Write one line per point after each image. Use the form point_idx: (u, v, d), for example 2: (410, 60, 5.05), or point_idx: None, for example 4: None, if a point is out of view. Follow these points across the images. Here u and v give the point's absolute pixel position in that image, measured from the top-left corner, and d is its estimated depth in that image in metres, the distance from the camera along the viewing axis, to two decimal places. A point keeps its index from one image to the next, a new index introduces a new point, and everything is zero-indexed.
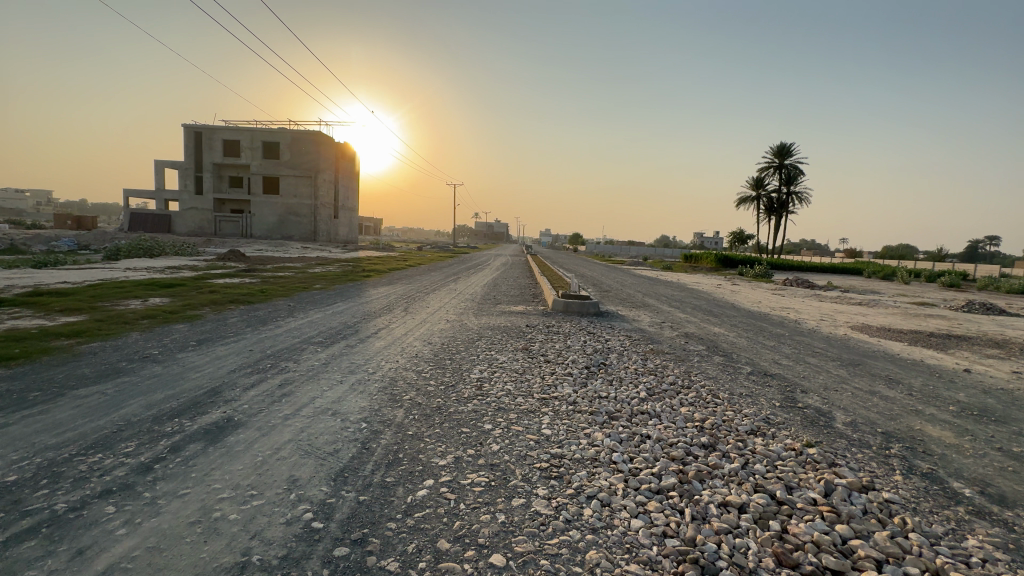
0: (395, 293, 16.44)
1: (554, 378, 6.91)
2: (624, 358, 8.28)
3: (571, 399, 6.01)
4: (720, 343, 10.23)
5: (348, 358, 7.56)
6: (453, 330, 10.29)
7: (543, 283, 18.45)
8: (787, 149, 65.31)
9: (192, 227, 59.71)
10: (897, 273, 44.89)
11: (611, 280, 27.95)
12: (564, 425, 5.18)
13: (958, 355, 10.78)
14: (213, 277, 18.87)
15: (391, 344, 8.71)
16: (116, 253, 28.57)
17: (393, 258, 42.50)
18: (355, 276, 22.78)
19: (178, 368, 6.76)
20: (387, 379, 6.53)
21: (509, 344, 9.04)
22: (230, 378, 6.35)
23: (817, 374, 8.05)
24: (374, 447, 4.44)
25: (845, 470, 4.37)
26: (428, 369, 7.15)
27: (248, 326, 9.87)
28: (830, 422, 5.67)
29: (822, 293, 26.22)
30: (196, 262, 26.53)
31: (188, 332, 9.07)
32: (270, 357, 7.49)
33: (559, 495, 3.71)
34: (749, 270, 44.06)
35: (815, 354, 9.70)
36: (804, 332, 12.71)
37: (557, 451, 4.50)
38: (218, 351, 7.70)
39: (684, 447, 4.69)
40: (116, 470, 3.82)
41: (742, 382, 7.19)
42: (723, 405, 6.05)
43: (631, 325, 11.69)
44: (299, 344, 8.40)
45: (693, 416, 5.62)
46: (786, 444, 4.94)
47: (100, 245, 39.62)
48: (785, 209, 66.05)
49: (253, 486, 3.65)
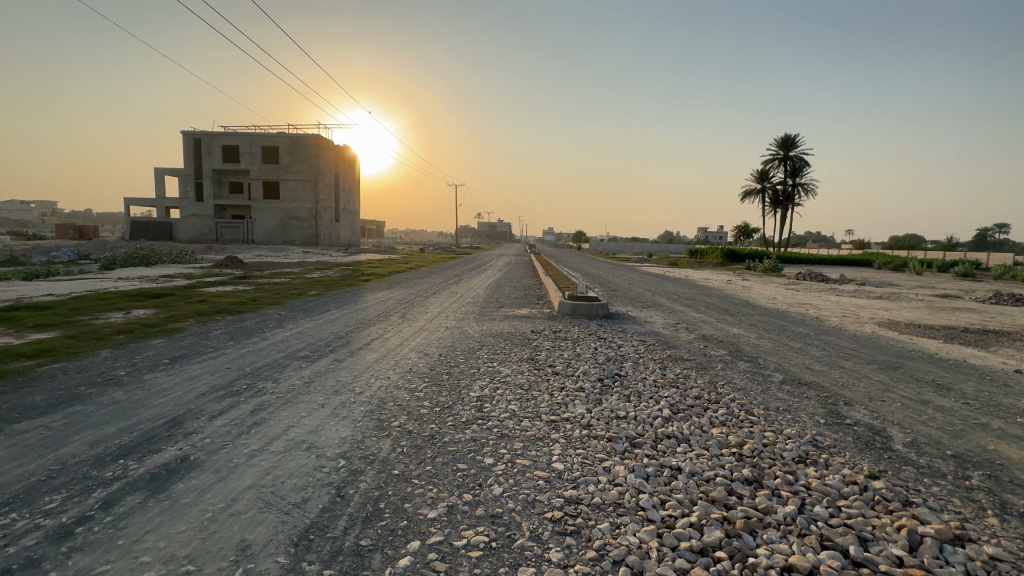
0: (393, 298, 15.71)
1: (563, 395, 6.11)
2: (640, 368, 7.47)
3: (584, 421, 5.21)
4: (742, 346, 9.42)
5: (333, 376, 6.79)
6: (453, 338, 9.53)
7: (548, 284, 17.65)
8: (791, 140, 64.16)
9: (193, 234, 59.32)
10: (910, 264, 43.76)
11: (618, 278, 27.10)
12: (579, 456, 4.39)
13: (1001, 353, 9.91)
14: (207, 286, 18.23)
15: (384, 357, 7.93)
16: (112, 262, 28.00)
17: (395, 260, 41.75)
18: (353, 280, 22.10)
19: (142, 393, 6.02)
20: (375, 402, 5.76)
21: (513, 354, 8.25)
22: (198, 404, 5.61)
23: (857, 382, 7.21)
24: (350, 494, 3.66)
25: (927, 512, 3.56)
26: (423, 387, 6.37)
27: (231, 339, 9.13)
28: (888, 443, 4.86)
29: (836, 286, 25.24)
30: (192, 269, 26.09)
31: (165, 348, 8.35)
32: (247, 376, 6.75)
33: (578, 561, 2.94)
34: (758, 264, 43.08)
35: (848, 357, 8.87)
36: (830, 331, 11.87)
37: (572, 494, 3.71)
38: (191, 371, 6.98)
39: (723, 485, 3.90)
40: (26, 537, 3.07)
41: (776, 394, 6.37)
42: (760, 424, 5.25)
43: (644, 328, 10.91)
44: (282, 360, 7.65)
45: (728, 439, 4.83)
46: (845, 476, 4.13)
47: (100, 254, 39.17)
48: (791, 202, 64.89)
49: (191, 558, 2.90)
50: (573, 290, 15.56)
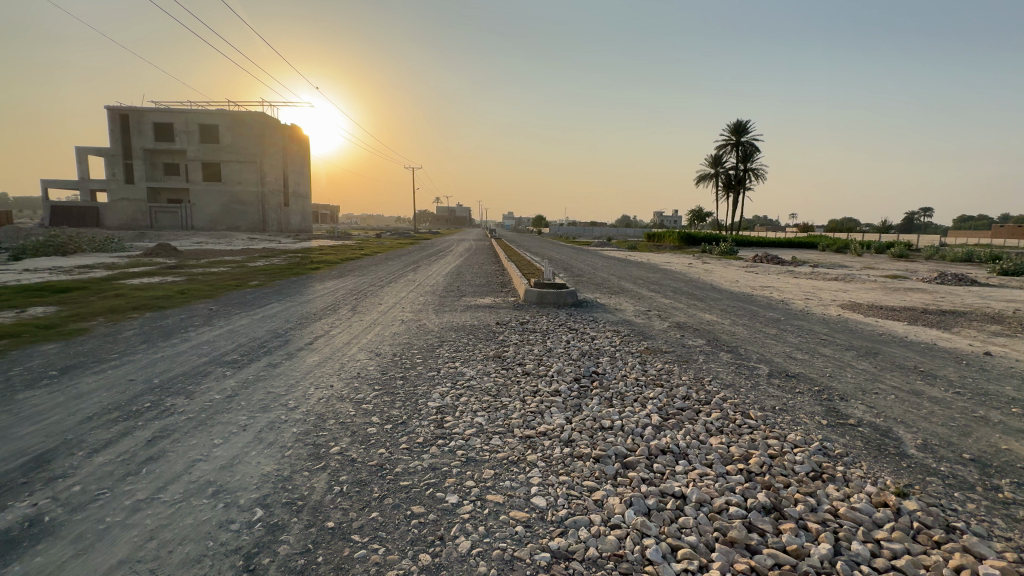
0: (343, 288, 14.39)
1: (537, 401, 5.30)
2: (618, 364, 6.76)
3: (565, 435, 4.41)
4: (719, 335, 8.94)
5: (264, 386, 5.69)
6: (409, 333, 8.54)
7: (511, 270, 16.81)
8: (742, 125, 65.49)
9: (124, 219, 54.34)
10: (850, 246, 45.87)
11: (583, 263, 26.63)
12: (562, 486, 3.58)
13: (965, 334, 9.91)
14: (129, 278, 16.18)
15: (328, 359, 6.85)
16: (21, 252, 24.86)
17: (347, 246, 39.59)
18: (302, 268, 20.45)
19: (5, 419, 4.72)
20: (312, 420, 4.74)
21: (478, 351, 7.34)
22: (76, 433, 4.39)
23: (844, 372, 6.80)
24: (263, 567, 2.70)
25: (978, 542, 2.99)
26: (373, 397, 5.39)
27: (145, 341, 7.76)
28: (901, 448, 4.35)
29: (792, 268, 25.80)
30: (116, 258, 23.48)
31: (55, 356, 6.90)
32: (154, 390, 5.53)
33: None
34: (712, 247, 43.94)
35: (826, 344, 8.54)
36: (799, 315, 11.68)
37: (560, 546, 2.89)
38: (81, 386, 5.66)
39: (740, 519, 3.20)
40: None
41: (767, 390, 5.81)
42: (761, 430, 4.63)
43: (615, 317, 10.29)
44: (202, 367, 6.42)
45: (730, 452, 4.18)
46: (871, 496, 3.54)
47: (12, 243, 35.02)
48: (742, 186, 66.68)
49: None
50: (538, 277, 14.77)
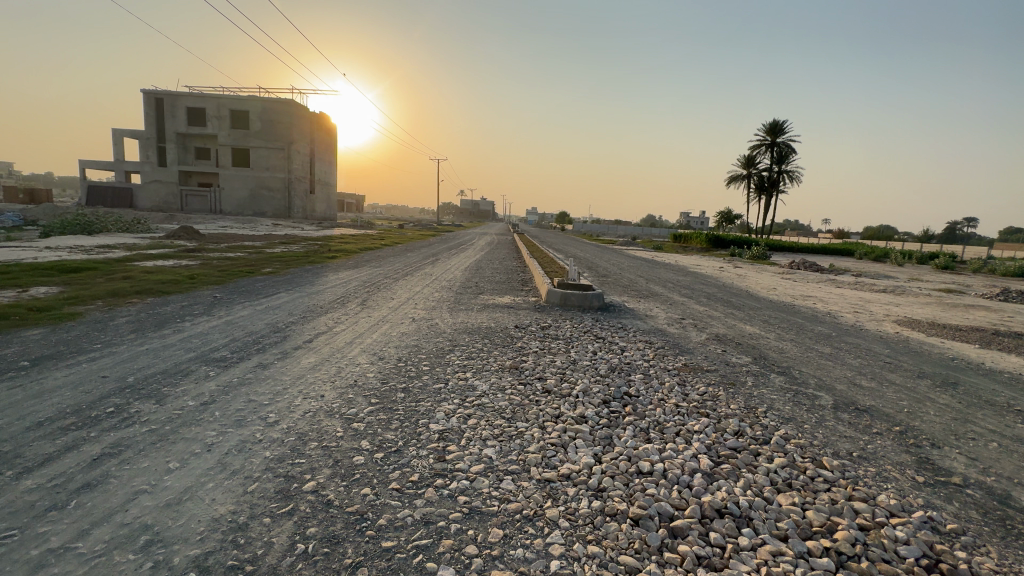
0: (356, 280, 13.74)
1: (560, 429, 4.42)
2: (653, 384, 5.82)
3: (594, 482, 3.54)
4: (766, 352, 7.92)
5: (247, 392, 4.98)
6: (419, 334, 7.78)
7: (533, 267, 15.93)
8: (778, 125, 62.91)
9: (156, 202, 55.34)
10: (891, 254, 43.42)
11: (608, 263, 25.54)
12: (591, 562, 2.72)
13: None
14: (143, 260, 15.84)
15: (326, 362, 6.12)
16: (50, 228, 25.23)
17: (369, 236, 39.29)
18: (320, 256, 20.01)
19: None
20: (291, 441, 3.98)
21: (493, 361, 6.50)
22: (16, 445, 3.72)
23: (923, 407, 5.72)
24: None
25: None
26: (366, 413, 4.60)
27: (135, 330, 7.19)
28: None
29: (833, 277, 24.15)
30: (139, 239, 23.54)
31: (35, 343, 6.35)
32: (125, 392, 4.87)
33: None
34: (743, 251, 42.13)
35: (892, 369, 7.41)
36: (852, 331, 10.49)
37: None
38: (46, 382, 5.04)
39: None
40: None
41: (837, 428, 4.83)
42: (842, 487, 3.67)
43: (646, 325, 9.34)
44: (185, 365, 5.75)
45: (807, 520, 3.25)
46: None
47: (47, 220, 35.92)
48: (776, 188, 64.03)
49: None
50: (562, 276, 13.83)
